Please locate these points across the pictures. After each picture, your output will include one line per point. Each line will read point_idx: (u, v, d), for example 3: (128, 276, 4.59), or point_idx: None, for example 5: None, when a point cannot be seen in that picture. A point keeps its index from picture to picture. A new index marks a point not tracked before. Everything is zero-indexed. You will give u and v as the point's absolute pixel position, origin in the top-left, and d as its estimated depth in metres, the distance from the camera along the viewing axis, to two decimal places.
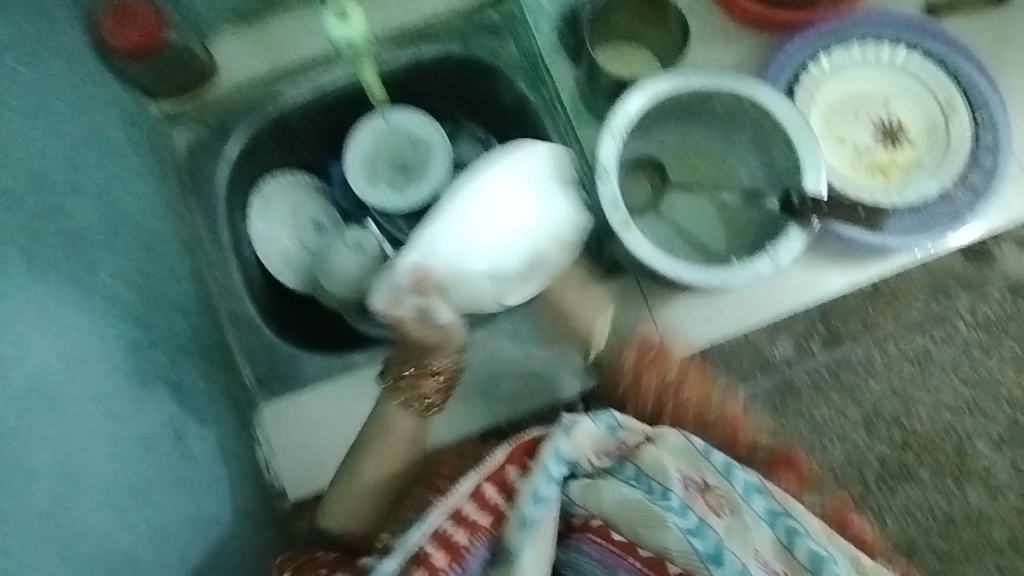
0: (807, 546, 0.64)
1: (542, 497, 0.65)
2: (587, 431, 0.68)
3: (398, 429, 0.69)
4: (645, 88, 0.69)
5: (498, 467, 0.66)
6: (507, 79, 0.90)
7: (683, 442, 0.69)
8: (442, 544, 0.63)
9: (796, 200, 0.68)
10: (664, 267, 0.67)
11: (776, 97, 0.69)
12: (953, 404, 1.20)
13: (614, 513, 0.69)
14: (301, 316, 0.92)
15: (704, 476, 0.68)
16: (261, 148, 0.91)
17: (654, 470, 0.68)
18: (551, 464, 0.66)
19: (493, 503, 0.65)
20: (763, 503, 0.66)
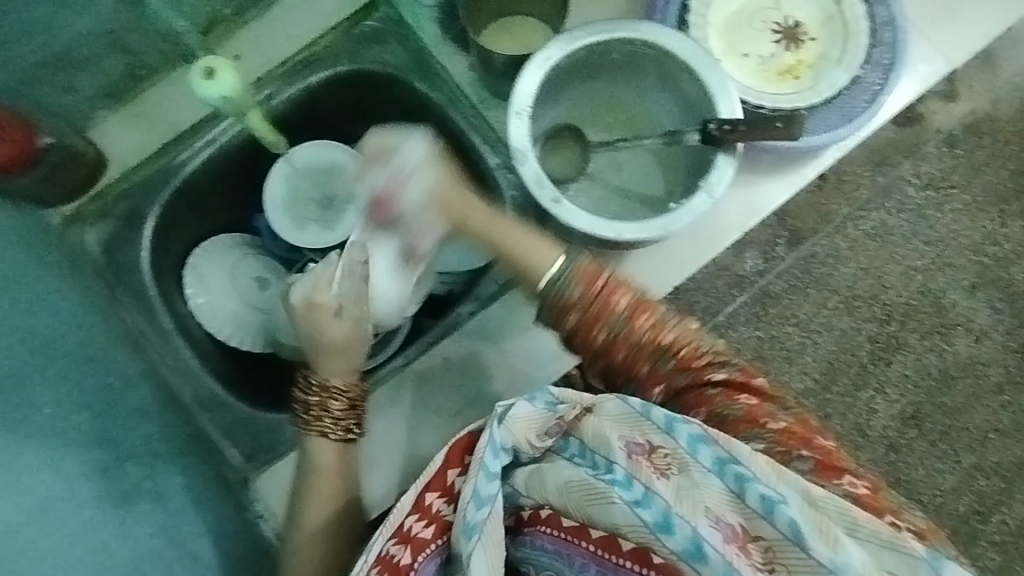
0: (759, 492, 0.55)
1: (482, 501, 0.59)
2: (521, 413, 0.62)
3: (324, 460, 0.70)
4: (539, 58, 0.67)
5: (438, 473, 0.63)
6: (403, 84, 0.87)
7: (620, 405, 0.62)
8: (388, 570, 0.60)
9: (715, 128, 0.65)
10: (606, 231, 0.65)
11: (668, 33, 0.68)
12: (920, 266, 1.25)
13: (560, 499, 0.61)
14: (270, 376, 0.90)
15: (648, 438, 0.61)
16: (178, 223, 0.88)
17: (596, 441, 0.62)
18: (489, 458, 0.61)
19: (436, 511, 0.62)
20: (710, 453, 0.58)
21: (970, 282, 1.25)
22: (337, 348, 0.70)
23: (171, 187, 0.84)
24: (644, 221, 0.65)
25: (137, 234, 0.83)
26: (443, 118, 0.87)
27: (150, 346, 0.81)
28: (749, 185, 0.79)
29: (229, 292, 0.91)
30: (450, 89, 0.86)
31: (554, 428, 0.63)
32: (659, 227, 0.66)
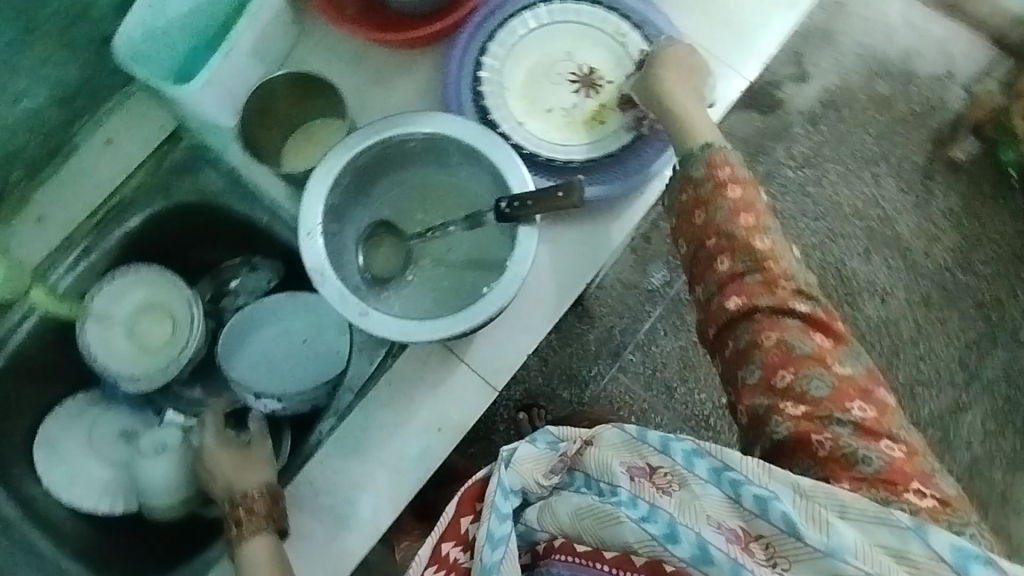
0: (753, 493, 0.56)
1: (498, 540, 0.61)
2: (525, 453, 0.65)
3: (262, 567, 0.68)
4: (322, 173, 0.68)
5: (451, 522, 0.66)
6: (226, 206, 0.86)
7: (618, 433, 0.63)
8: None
9: (506, 206, 0.65)
10: (421, 334, 0.65)
11: (447, 120, 0.69)
12: (816, 241, 1.34)
13: (574, 529, 0.62)
14: (139, 542, 0.84)
15: (648, 460, 0.62)
16: (17, 401, 0.83)
17: (600, 471, 0.63)
18: (499, 500, 0.63)
19: (453, 560, 0.64)
20: (705, 464, 0.58)
21: (864, 246, 1.34)
22: (225, 451, 0.77)
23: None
24: (456, 315, 0.65)
25: None
26: (276, 232, 0.86)
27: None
28: (577, 239, 0.78)
29: (92, 454, 0.86)
30: (271, 203, 0.84)
31: (559, 465, 0.65)
32: (473, 318, 0.65)
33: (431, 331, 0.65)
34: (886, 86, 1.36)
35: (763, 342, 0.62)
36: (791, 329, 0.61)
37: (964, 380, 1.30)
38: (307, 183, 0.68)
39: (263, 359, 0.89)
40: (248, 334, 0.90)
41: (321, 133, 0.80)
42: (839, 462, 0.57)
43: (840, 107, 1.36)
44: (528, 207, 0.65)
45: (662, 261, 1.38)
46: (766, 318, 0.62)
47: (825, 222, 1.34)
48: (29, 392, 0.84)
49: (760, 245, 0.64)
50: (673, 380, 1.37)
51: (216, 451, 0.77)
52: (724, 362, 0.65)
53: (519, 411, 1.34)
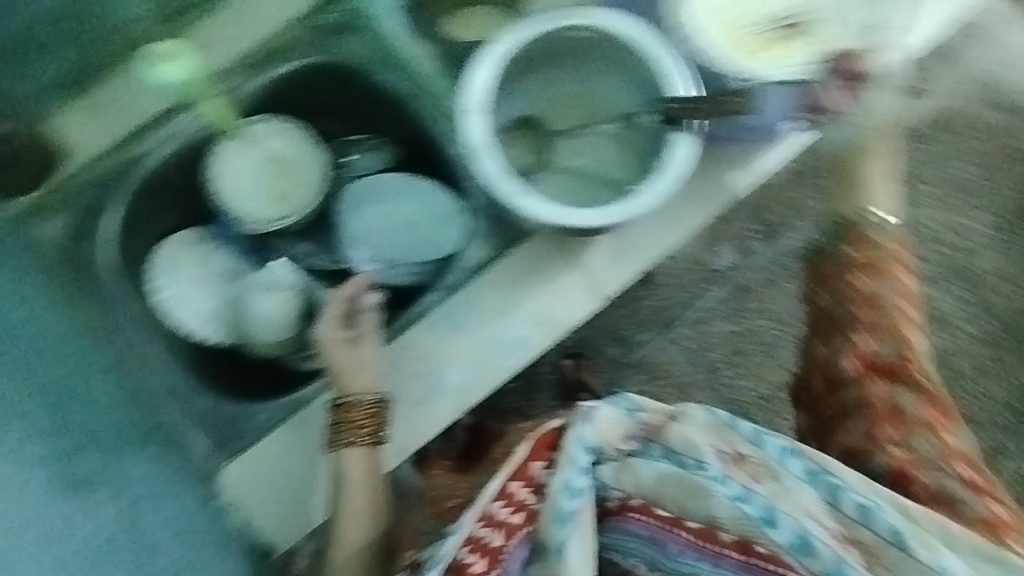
0: (856, 500, 0.57)
1: (576, 489, 0.60)
2: (609, 416, 0.62)
3: (354, 476, 0.73)
4: (492, 53, 0.67)
5: (521, 465, 0.63)
6: (367, 74, 0.87)
7: (708, 416, 0.62)
8: (479, 552, 0.61)
9: (675, 107, 0.66)
10: (570, 220, 0.66)
11: (617, 16, 0.67)
12: None
13: (653, 492, 0.64)
14: (230, 370, 0.89)
15: (736, 447, 0.60)
16: (142, 217, 0.88)
17: (684, 448, 0.61)
18: (578, 453, 0.61)
19: (522, 500, 0.62)
20: (801, 464, 0.59)
21: (943, 273, 1.31)
22: (341, 344, 0.76)
23: (133, 181, 0.84)
24: (604, 207, 0.67)
25: (99, 227, 0.83)
26: (409, 111, 0.87)
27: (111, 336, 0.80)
28: (711, 175, 0.78)
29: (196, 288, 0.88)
30: (414, 80, 0.85)
31: (640, 433, 0.63)
32: (617, 213, 0.67)
33: (575, 218, 0.67)
34: (1004, 119, 1.32)
35: (869, 402, 0.78)
36: (905, 389, 0.78)
37: (1015, 428, 1.28)
38: (469, 69, 0.67)
39: (373, 232, 0.91)
40: (360, 208, 0.92)
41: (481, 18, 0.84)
42: (939, 503, 0.69)
43: (954, 129, 1.32)
44: (698, 109, 0.65)
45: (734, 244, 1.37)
46: (861, 388, 0.80)
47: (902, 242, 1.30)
48: (155, 212, 0.89)
49: (867, 299, 0.85)
50: (720, 361, 1.37)
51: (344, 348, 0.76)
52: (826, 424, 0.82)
53: (565, 356, 1.31)
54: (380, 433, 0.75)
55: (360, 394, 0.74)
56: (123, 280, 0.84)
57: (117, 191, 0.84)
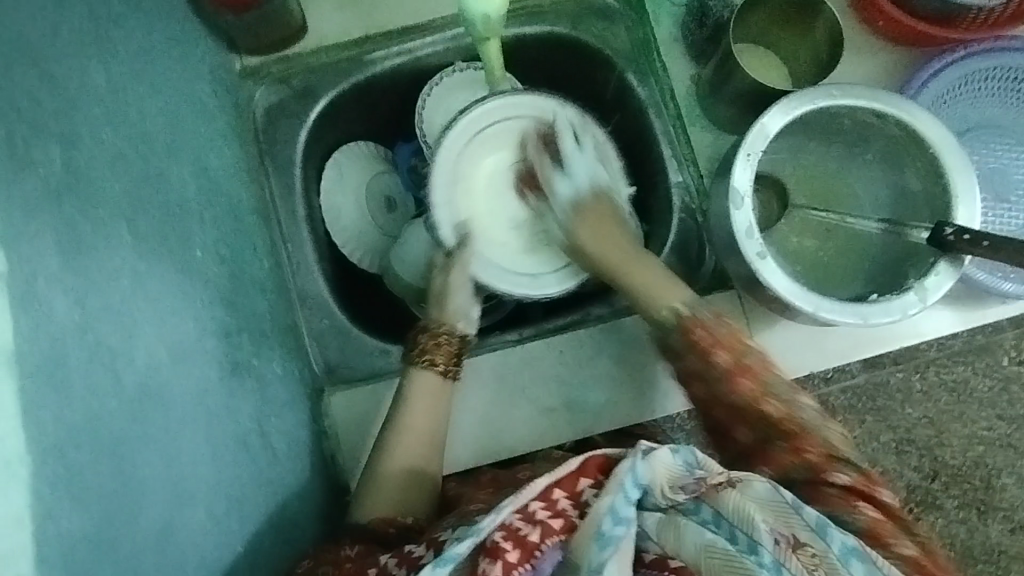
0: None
1: (624, 518, 0.52)
2: (667, 461, 0.54)
3: (419, 392, 0.67)
4: (796, 104, 0.62)
5: (571, 475, 0.55)
6: (615, 67, 0.82)
7: (773, 492, 0.54)
8: (513, 542, 0.53)
9: (950, 232, 0.60)
10: (808, 304, 0.61)
11: (930, 118, 0.62)
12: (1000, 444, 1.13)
13: (695, 560, 0.55)
14: (358, 293, 0.85)
15: (795, 531, 0.54)
16: (343, 116, 0.85)
17: (737, 520, 0.54)
18: (630, 484, 0.52)
19: (563, 510, 0.54)
20: (861, 567, 0.52)
21: None
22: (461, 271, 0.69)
23: (353, 79, 0.81)
24: (845, 303, 0.61)
25: (303, 111, 0.80)
26: (640, 118, 0.82)
27: (276, 220, 0.77)
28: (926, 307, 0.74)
29: (359, 205, 0.85)
30: (661, 92, 0.80)
31: (692, 488, 0.55)
32: (857, 315, 0.61)
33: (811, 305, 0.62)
34: None
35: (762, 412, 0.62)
36: None
37: None
38: (766, 109, 0.62)
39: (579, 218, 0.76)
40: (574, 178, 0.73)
41: (762, 62, 0.76)
42: None
43: None
44: (977, 246, 0.59)
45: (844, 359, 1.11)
46: (699, 365, 0.63)
47: None
48: (356, 117, 0.86)
49: None
50: None
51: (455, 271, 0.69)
52: (716, 423, 0.64)
53: None
54: (454, 366, 0.69)
55: (454, 322, 0.69)
56: (304, 170, 0.81)
57: (334, 84, 0.81)
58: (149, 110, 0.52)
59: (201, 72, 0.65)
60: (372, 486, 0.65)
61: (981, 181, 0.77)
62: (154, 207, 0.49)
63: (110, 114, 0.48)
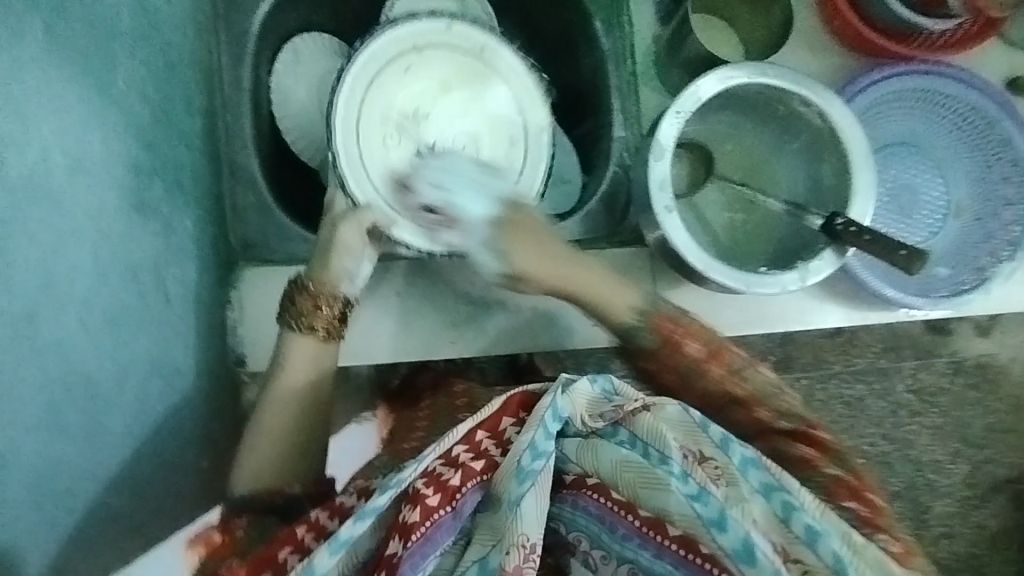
0: (807, 522, 0.48)
1: (542, 452, 0.51)
2: (585, 390, 0.53)
3: (296, 361, 0.63)
4: (729, 74, 0.66)
5: (493, 415, 0.54)
6: (585, 12, 0.83)
7: (681, 411, 0.53)
8: (434, 486, 0.51)
9: (840, 224, 0.65)
10: (701, 261, 0.65)
11: (847, 114, 0.67)
12: (871, 454, 1.22)
13: (611, 477, 0.54)
14: (292, 182, 0.85)
15: (702, 447, 0.52)
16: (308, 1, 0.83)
17: (650, 438, 0.52)
18: (550, 417, 0.52)
19: (484, 450, 0.53)
20: (758, 477, 0.51)
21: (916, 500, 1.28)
22: (349, 224, 0.65)
23: None
24: (733, 270, 0.66)
25: None
26: (598, 69, 0.84)
27: (219, 86, 0.77)
28: (814, 297, 0.80)
29: (308, 95, 0.84)
30: (623, 47, 0.82)
31: (609, 414, 0.54)
32: (742, 281, 0.66)
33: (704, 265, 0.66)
34: None
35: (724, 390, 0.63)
36: None
37: None
38: (702, 73, 0.66)
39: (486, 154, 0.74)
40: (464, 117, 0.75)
41: (718, 36, 0.81)
42: None
43: None
44: (861, 238, 0.64)
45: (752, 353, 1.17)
46: (671, 355, 0.64)
47: (891, 448, 1.22)
48: (320, 4, 0.84)
49: None
50: None
51: (346, 228, 0.65)
52: (666, 388, 0.65)
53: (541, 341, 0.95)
54: (336, 330, 0.65)
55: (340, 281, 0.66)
56: (258, 45, 0.80)
57: None
58: None
59: None
60: (246, 460, 0.61)
61: (892, 195, 0.83)
62: (80, 23, 0.49)
63: None
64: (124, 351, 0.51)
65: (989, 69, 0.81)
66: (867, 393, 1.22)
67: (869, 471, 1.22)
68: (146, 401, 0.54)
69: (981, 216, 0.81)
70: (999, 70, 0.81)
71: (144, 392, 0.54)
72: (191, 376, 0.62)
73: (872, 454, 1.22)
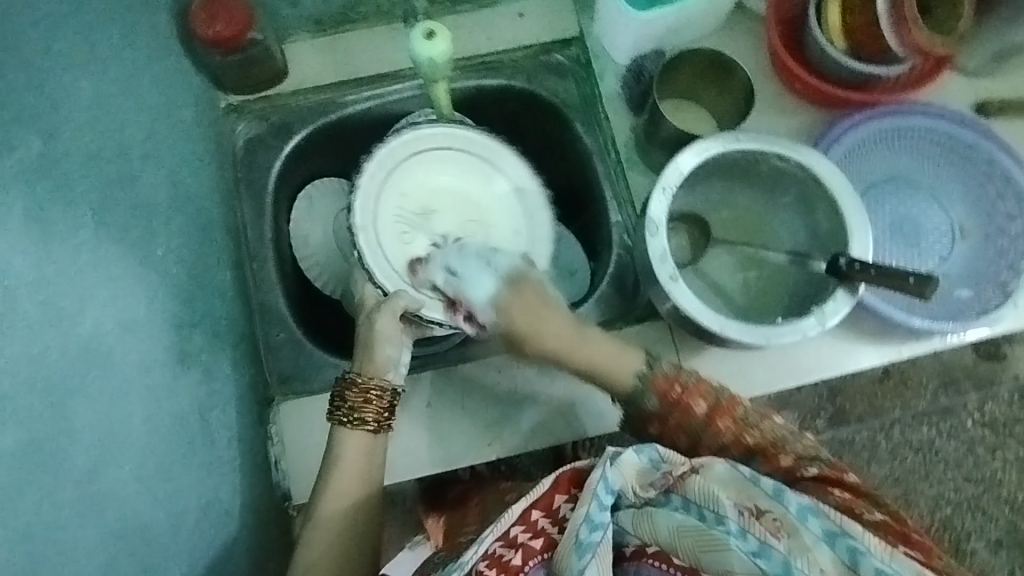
0: (877, 566, 0.47)
1: (599, 524, 0.50)
2: (632, 462, 0.53)
3: (348, 456, 0.66)
4: (704, 146, 0.71)
5: (545, 493, 0.53)
6: (565, 118, 0.91)
7: (731, 469, 0.52)
8: (496, 569, 0.51)
9: (845, 263, 0.66)
10: (716, 323, 0.67)
11: (824, 162, 0.71)
12: (954, 500, 1.14)
13: (669, 543, 0.53)
14: (319, 314, 0.90)
15: (757, 501, 0.51)
16: (316, 152, 0.92)
17: (703, 500, 0.52)
18: (601, 490, 0.51)
19: (542, 529, 0.53)
20: (819, 525, 0.49)
21: None
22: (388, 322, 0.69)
23: (327, 119, 0.89)
24: (751, 326, 0.67)
25: (279, 145, 0.88)
26: (586, 164, 0.91)
27: (245, 241, 0.84)
28: (841, 340, 0.79)
29: (325, 233, 0.91)
30: (605, 141, 0.89)
31: (660, 482, 0.53)
32: (763, 336, 0.67)
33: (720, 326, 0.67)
34: None
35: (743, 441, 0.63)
36: None
37: None
38: (680, 150, 0.71)
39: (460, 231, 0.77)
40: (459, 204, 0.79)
41: (690, 115, 0.87)
42: None
43: None
44: (868, 274, 0.65)
45: (800, 411, 1.13)
46: (680, 420, 0.65)
47: (975, 491, 1.14)
48: (328, 153, 0.93)
49: None
50: None
51: (381, 319, 0.68)
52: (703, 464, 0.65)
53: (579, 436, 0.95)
54: (385, 420, 0.68)
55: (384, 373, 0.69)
56: (276, 197, 0.88)
57: (310, 122, 0.89)
58: (129, 125, 0.60)
59: (186, 102, 0.74)
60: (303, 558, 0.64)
61: (894, 229, 0.84)
62: (123, 207, 0.56)
63: (93, 125, 0.55)
64: (177, 500, 0.53)
65: (955, 98, 0.85)
66: (937, 435, 1.15)
67: (960, 520, 1.13)
68: (202, 548, 0.55)
69: (988, 233, 0.82)
70: (965, 97, 0.85)
71: (197, 539, 0.55)
72: (240, 515, 0.63)
73: (955, 500, 1.14)
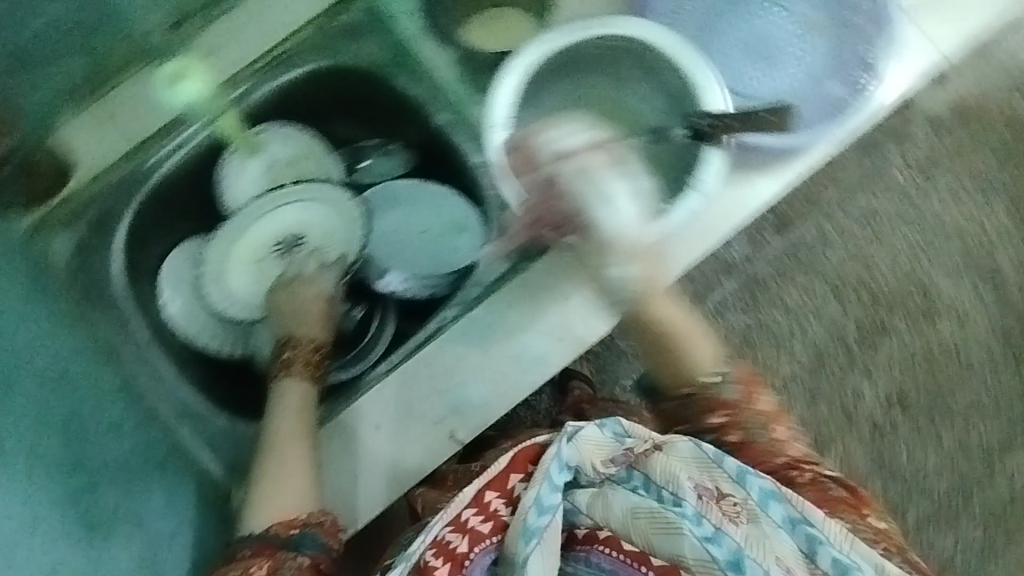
0: (833, 555, 0.54)
1: (547, 507, 0.57)
2: (596, 435, 0.60)
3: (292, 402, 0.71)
4: (516, 68, 0.67)
5: (498, 474, 0.61)
6: (382, 77, 0.82)
7: (693, 448, 0.59)
8: (443, 556, 0.58)
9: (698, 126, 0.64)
10: (597, 238, 0.64)
11: (643, 25, 0.66)
12: (913, 253, 1.14)
13: (624, 527, 0.58)
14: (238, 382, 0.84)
15: (718, 484, 0.58)
16: (152, 227, 0.84)
17: (663, 478, 0.59)
18: (555, 469, 0.59)
19: (494, 510, 0.59)
20: (781, 510, 0.57)
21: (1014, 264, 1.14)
22: (314, 303, 0.78)
23: (140, 192, 0.81)
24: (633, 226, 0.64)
25: (102, 241, 0.79)
26: (423, 114, 0.82)
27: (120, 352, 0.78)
28: (740, 184, 0.73)
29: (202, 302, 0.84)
30: (431, 85, 0.81)
31: (622, 459, 0.60)
32: (649, 229, 0.66)
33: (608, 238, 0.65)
34: None
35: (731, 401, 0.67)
36: None
37: None
38: (497, 80, 0.68)
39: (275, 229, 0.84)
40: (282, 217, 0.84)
41: (506, 20, 0.81)
42: None
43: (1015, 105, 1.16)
44: (727, 126, 0.63)
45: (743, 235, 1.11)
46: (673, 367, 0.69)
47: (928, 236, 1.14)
48: (164, 221, 0.85)
49: None
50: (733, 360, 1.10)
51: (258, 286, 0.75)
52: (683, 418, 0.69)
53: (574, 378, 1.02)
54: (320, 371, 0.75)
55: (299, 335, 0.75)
56: (131, 292, 0.81)
57: (125, 205, 0.80)
58: None
59: None
60: (261, 497, 0.64)
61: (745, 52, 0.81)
62: None
63: None
64: None
65: None
66: (875, 203, 1.14)
67: (923, 265, 1.14)
68: None
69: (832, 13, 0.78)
70: None
71: None
72: None
73: (913, 253, 1.14)
